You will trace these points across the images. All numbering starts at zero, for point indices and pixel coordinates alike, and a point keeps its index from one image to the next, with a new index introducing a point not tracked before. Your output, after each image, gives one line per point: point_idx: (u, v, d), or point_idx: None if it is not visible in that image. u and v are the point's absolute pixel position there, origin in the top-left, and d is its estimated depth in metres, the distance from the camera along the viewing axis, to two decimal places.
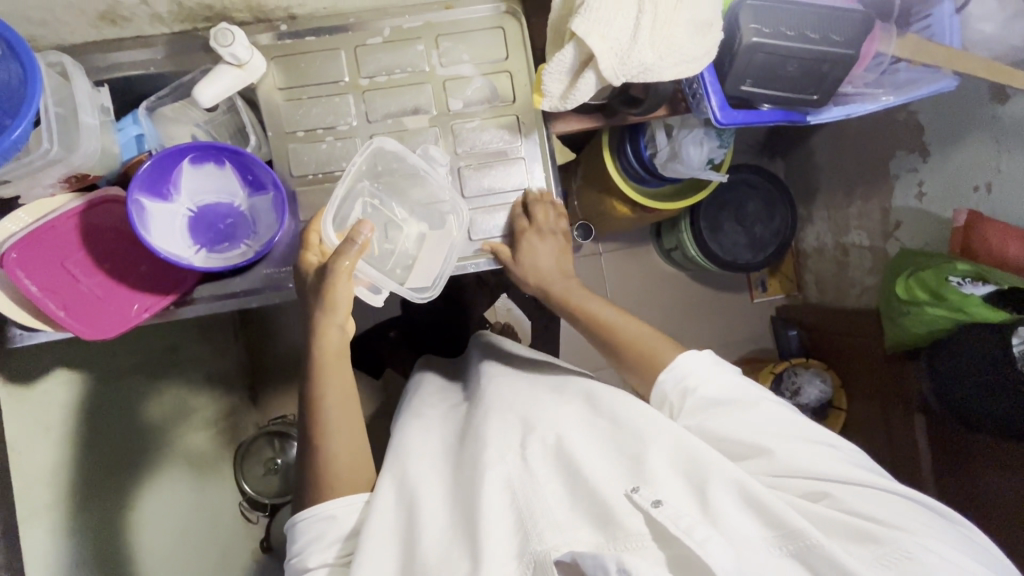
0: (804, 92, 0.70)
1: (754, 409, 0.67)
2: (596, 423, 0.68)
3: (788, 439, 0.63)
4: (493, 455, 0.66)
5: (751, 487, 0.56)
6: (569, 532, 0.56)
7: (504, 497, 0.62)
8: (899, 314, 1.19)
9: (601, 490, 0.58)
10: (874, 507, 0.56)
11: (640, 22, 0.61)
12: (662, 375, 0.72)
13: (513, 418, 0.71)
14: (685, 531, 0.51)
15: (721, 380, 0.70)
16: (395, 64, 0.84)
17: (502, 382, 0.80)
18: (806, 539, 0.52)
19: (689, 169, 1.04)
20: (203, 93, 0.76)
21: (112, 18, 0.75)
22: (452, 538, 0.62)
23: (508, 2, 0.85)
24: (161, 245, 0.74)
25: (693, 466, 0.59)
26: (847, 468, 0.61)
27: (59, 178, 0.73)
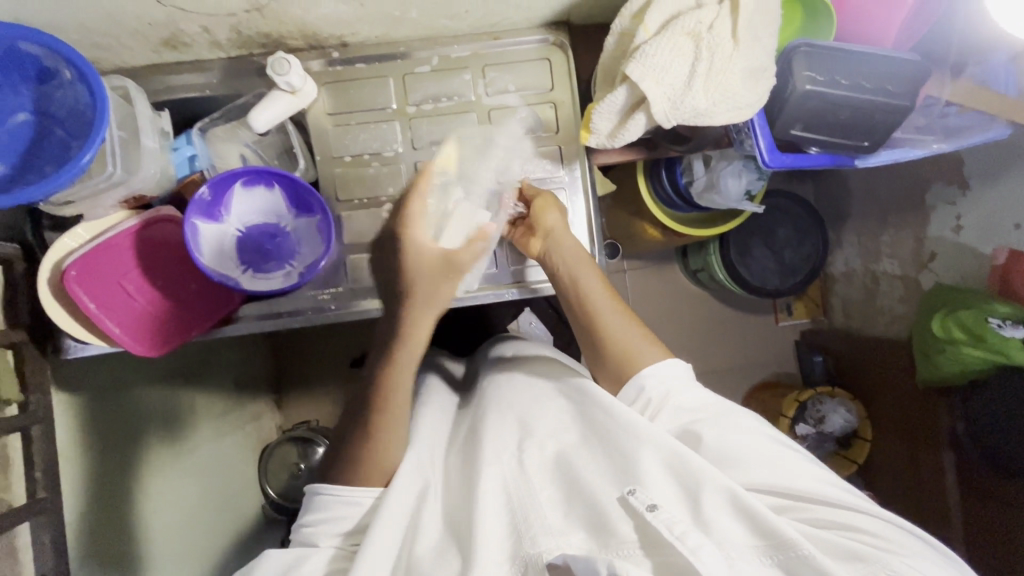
0: (854, 138, 0.70)
1: (728, 421, 0.66)
2: (590, 417, 0.68)
3: (779, 456, 0.63)
4: (492, 454, 0.67)
5: (739, 492, 0.57)
6: (559, 536, 0.59)
7: (500, 500, 0.63)
8: (933, 351, 1.17)
9: (595, 493, 0.60)
10: (865, 529, 0.56)
11: (696, 69, 0.61)
12: (644, 371, 0.71)
13: (510, 419, 0.72)
14: (679, 537, 0.53)
15: (697, 390, 0.69)
16: (443, 92, 0.85)
17: (497, 379, 0.81)
18: (797, 550, 0.52)
19: (725, 201, 1.04)
20: (257, 120, 0.78)
21: (174, 44, 0.77)
22: (449, 539, 0.63)
23: (556, 33, 0.85)
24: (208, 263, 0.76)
25: (687, 471, 0.59)
26: (823, 486, 0.61)
27: (120, 200, 0.76)
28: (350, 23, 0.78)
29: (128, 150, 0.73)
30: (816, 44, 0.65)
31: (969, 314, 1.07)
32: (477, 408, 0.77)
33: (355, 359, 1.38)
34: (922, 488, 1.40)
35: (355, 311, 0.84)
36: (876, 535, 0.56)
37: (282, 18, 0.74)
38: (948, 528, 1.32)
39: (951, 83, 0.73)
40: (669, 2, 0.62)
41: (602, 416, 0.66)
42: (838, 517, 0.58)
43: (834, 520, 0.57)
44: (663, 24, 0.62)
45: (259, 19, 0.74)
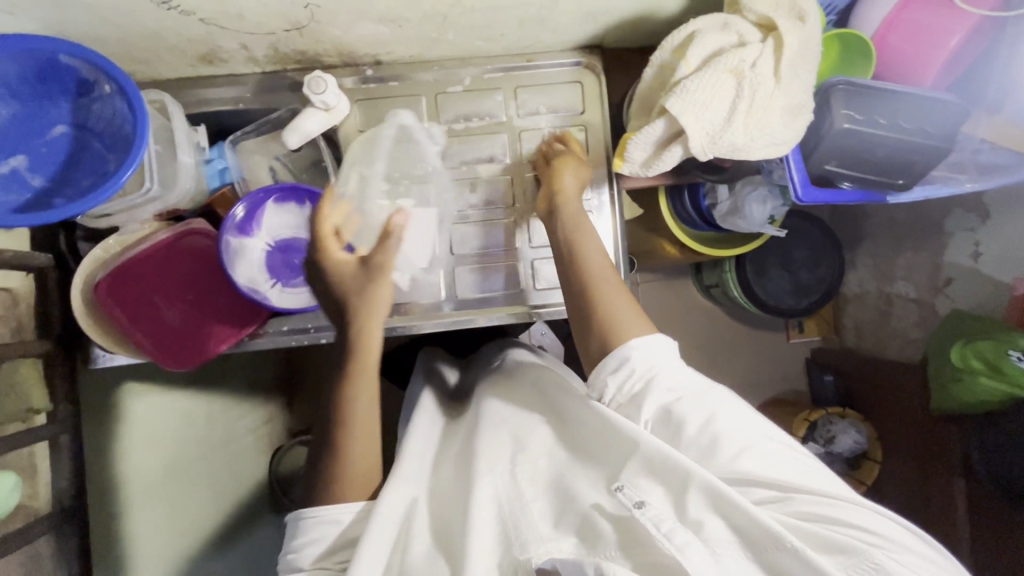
0: (888, 177, 0.70)
1: (716, 403, 0.62)
2: (580, 422, 0.67)
3: (767, 447, 0.60)
4: (484, 463, 0.67)
5: (718, 485, 0.54)
6: (548, 541, 0.58)
7: (490, 509, 0.62)
8: (949, 379, 1.17)
9: (583, 499, 0.60)
10: (853, 524, 0.53)
11: (737, 106, 0.62)
12: (630, 342, 0.66)
13: (505, 433, 0.72)
14: (665, 534, 0.52)
15: (681, 369, 0.65)
16: (474, 112, 0.86)
17: (490, 393, 0.82)
18: (785, 543, 0.50)
19: (749, 226, 1.03)
20: (292, 135, 0.78)
21: (211, 59, 0.77)
22: (441, 547, 0.63)
23: (590, 57, 0.86)
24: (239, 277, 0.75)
25: (666, 466, 0.57)
26: (814, 479, 0.58)
27: (154, 213, 0.76)
28: (386, 43, 0.78)
29: (164, 165, 0.73)
30: (855, 81, 0.66)
31: (987, 345, 1.07)
32: (470, 419, 0.79)
33: None
34: (931, 512, 1.39)
35: (381, 329, 0.84)
36: (865, 529, 0.52)
37: (321, 37, 0.75)
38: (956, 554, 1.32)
39: (986, 120, 0.74)
40: (711, 38, 0.62)
41: (592, 418, 0.66)
42: (825, 512, 0.55)
43: (819, 512, 0.55)
44: (705, 60, 0.62)
45: (297, 38, 0.74)
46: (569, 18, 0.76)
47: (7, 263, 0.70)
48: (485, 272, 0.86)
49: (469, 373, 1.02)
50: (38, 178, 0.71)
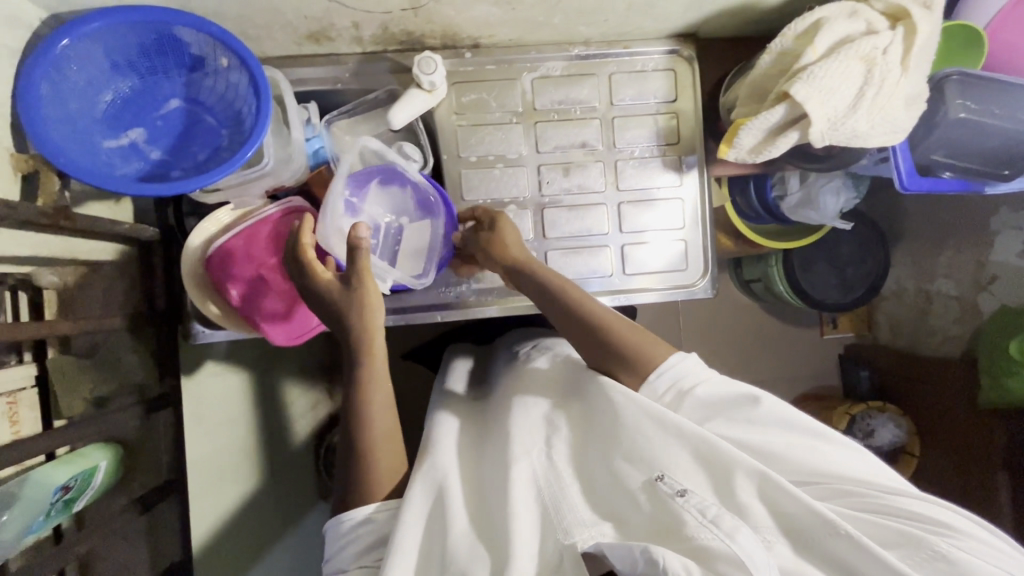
0: (994, 167, 0.71)
1: (758, 405, 0.62)
2: (602, 405, 0.66)
3: (804, 442, 0.60)
4: (520, 449, 0.64)
5: (773, 477, 0.55)
6: (592, 526, 0.57)
7: (530, 494, 0.60)
8: (1008, 373, 1.18)
9: (624, 481, 0.59)
10: (905, 512, 0.54)
11: (865, 92, 0.63)
12: (658, 366, 0.66)
13: (534, 413, 0.69)
14: (714, 521, 0.52)
15: (720, 381, 0.65)
16: (568, 97, 0.86)
17: (510, 376, 0.80)
18: (840, 530, 0.51)
19: (821, 218, 1.06)
20: (395, 117, 0.79)
21: (319, 37, 0.78)
22: (482, 529, 0.60)
23: (685, 46, 0.87)
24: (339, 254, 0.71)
25: (714, 455, 0.58)
26: (867, 473, 0.59)
27: (264, 191, 0.76)
28: (492, 25, 0.79)
29: (279, 140, 0.74)
30: (972, 71, 0.67)
31: None
32: (489, 415, 0.77)
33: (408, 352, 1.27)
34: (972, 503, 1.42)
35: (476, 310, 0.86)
36: (916, 516, 0.54)
37: (433, 16, 0.75)
38: None
39: None
40: (840, 26, 0.63)
41: (623, 398, 0.64)
42: (874, 503, 0.56)
43: (874, 503, 0.56)
44: (831, 47, 0.64)
45: (411, 18, 0.75)
46: (677, 4, 0.77)
47: (122, 235, 0.70)
48: (575, 256, 0.87)
49: (483, 368, 0.97)
50: (155, 151, 0.71)
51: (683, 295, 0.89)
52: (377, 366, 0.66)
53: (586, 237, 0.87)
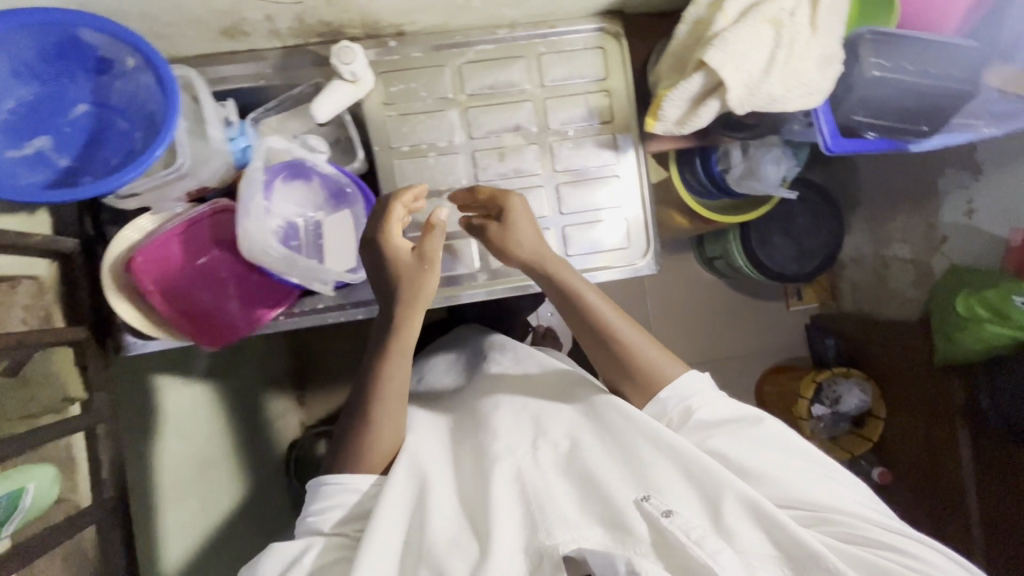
0: (913, 123, 0.72)
1: (760, 429, 0.65)
2: (602, 418, 0.67)
3: (800, 466, 0.62)
4: (501, 448, 0.65)
5: (763, 504, 0.56)
6: (577, 529, 0.57)
7: (513, 495, 0.61)
8: (956, 330, 1.19)
9: (613, 495, 0.59)
10: (889, 547, 0.56)
11: (776, 55, 0.63)
12: (665, 390, 0.68)
13: (524, 416, 0.71)
14: (698, 542, 0.54)
15: (720, 402, 0.67)
16: (498, 81, 0.85)
17: (497, 379, 0.81)
18: (826, 565, 0.53)
19: (764, 186, 1.07)
20: (318, 111, 0.77)
21: (233, 33, 0.76)
22: (460, 528, 0.61)
23: (612, 23, 0.86)
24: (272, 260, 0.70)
25: (706, 476, 0.59)
26: (864, 511, 0.60)
27: (184, 193, 0.74)
28: (411, 12, 0.78)
29: (197, 138, 0.71)
30: (881, 31, 0.68)
31: (995, 294, 1.10)
32: (478, 404, 0.76)
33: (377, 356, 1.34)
34: (936, 460, 1.45)
35: None
36: (889, 546, 0.56)
37: (348, 6, 0.74)
38: (963, 497, 1.37)
39: None
40: None
41: (617, 417, 0.66)
42: (857, 533, 0.58)
43: (866, 537, 0.57)
44: (741, 13, 0.64)
45: (324, 7, 0.73)
46: None
47: (35, 248, 0.68)
48: None
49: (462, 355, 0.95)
50: (64, 158, 0.68)
51: (628, 272, 0.89)
52: (408, 336, 0.68)
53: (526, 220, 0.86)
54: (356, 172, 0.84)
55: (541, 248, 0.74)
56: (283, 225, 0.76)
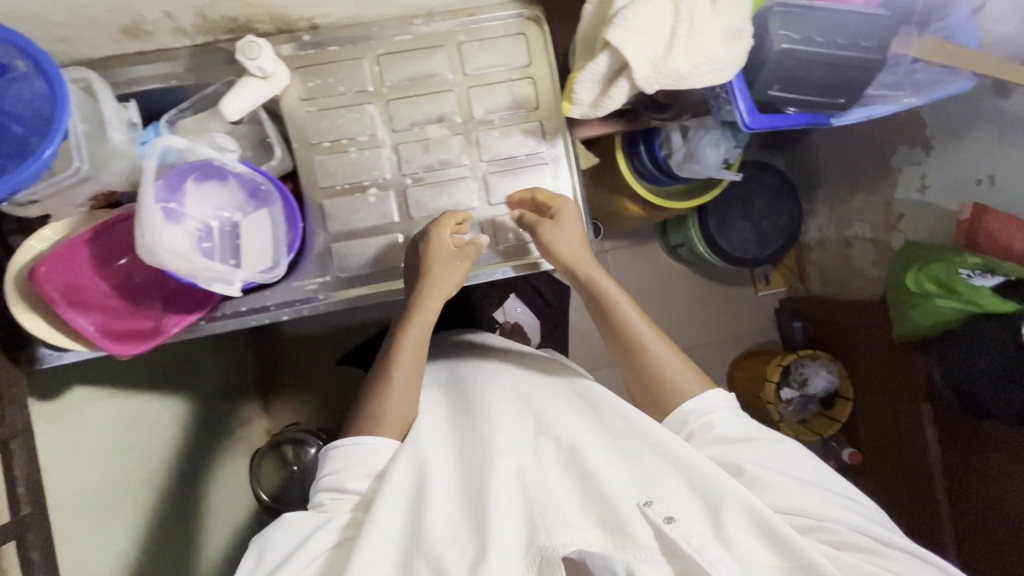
0: (830, 96, 0.72)
1: (772, 449, 0.68)
2: (610, 426, 0.69)
3: (803, 483, 0.65)
4: (503, 445, 0.68)
5: (765, 513, 0.56)
6: (576, 529, 0.57)
7: (516, 492, 0.63)
8: (909, 307, 1.18)
9: (613, 498, 0.58)
10: (886, 556, 0.59)
11: (676, 31, 0.62)
12: (687, 404, 0.72)
13: (528, 421, 0.72)
14: (698, 550, 0.53)
15: (738, 421, 0.71)
16: (419, 71, 0.84)
17: (505, 372, 0.83)
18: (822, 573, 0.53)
19: (704, 169, 1.06)
20: (228, 108, 0.74)
21: (135, 31, 0.74)
22: (459, 526, 0.62)
23: (531, 8, 0.85)
24: (176, 264, 0.65)
25: (705, 484, 0.60)
26: (861, 522, 0.63)
27: (88, 196, 0.72)
28: (319, 3, 0.76)
29: (95, 145, 0.69)
30: (790, 2, 0.67)
31: (941, 267, 1.09)
32: (485, 398, 0.78)
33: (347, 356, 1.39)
34: (903, 440, 1.41)
35: (341, 301, 0.82)
36: (878, 555, 0.58)
37: None
38: (930, 477, 1.34)
39: (916, 38, 0.76)
40: None
41: (623, 425, 0.68)
42: (846, 540, 0.60)
43: (860, 546, 0.60)
44: None
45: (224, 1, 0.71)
46: None
47: None
48: None
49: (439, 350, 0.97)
50: None
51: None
52: (427, 316, 0.77)
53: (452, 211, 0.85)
54: (274, 170, 0.82)
55: (585, 257, 0.80)
56: (195, 229, 0.74)
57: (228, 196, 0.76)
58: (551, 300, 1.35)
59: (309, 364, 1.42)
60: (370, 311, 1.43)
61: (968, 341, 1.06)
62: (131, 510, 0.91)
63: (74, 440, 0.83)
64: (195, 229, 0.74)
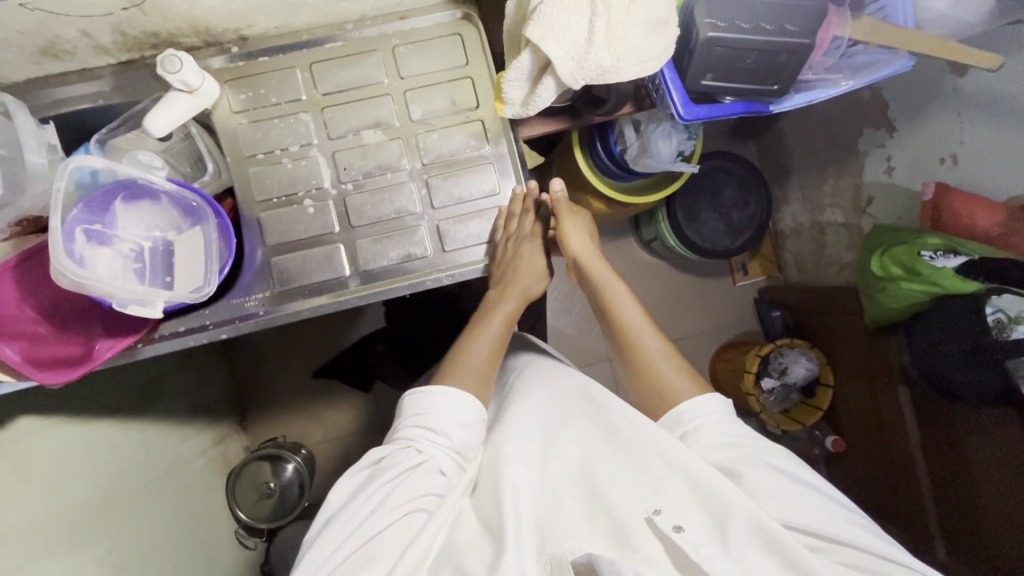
0: (764, 83, 0.73)
1: (774, 456, 0.66)
2: (619, 432, 0.65)
3: (807, 491, 0.62)
4: (515, 454, 0.66)
5: (766, 522, 0.54)
6: (581, 533, 0.57)
7: (528, 506, 0.61)
8: (875, 290, 1.17)
9: (620, 509, 0.57)
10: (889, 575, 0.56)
11: (595, 24, 0.61)
12: (683, 404, 0.72)
13: (536, 431, 0.70)
14: (704, 559, 0.53)
15: (735, 426, 0.70)
16: (353, 76, 0.82)
17: (526, 377, 0.80)
18: None
19: (659, 164, 1.04)
20: (153, 123, 0.72)
21: (55, 52, 0.72)
22: (472, 544, 0.59)
23: (463, 8, 0.84)
24: (93, 285, 0.64)
25: (710, 492, 0.57)
26: (868, 537, 0.59)
27: (10, 224, 0.70)
28: (243, 14, 0.75)
29: (12, 170, 0.67)
30: None
31: (903, 249, 1.07)
32: (500, 409, 0.76)
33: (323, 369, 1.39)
34: (885, 426, 1.34)
35: (282, 314, 0.80)
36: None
37: (167, 13, 0.71)
38: (912, 469, 1.28)
39: (853, 20, 0.75)
40: None
41: (631, 432, 0.64)
42: (854, 560, 0.57)
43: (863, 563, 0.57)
44: None
45: (141, 17, 0.70)
46: None
47: None
48: (387, 241, 0.82)
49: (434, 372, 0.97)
50: None
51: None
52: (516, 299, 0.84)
53: (394, 218, 0.82)
54: (209, 185, 0.81)
55: (586, 250, 0.89)
56: (125, 251, 0.72)
57: (160, 213, 0.74)
58: None
59: (279, 380, 1.40)
60: (338, 322, 1.41)
61: (936, 323, 1.05)
62: (100, 537, 0.89)
63: (25, 471, 0.80)
64: (126, 251, 0.72)
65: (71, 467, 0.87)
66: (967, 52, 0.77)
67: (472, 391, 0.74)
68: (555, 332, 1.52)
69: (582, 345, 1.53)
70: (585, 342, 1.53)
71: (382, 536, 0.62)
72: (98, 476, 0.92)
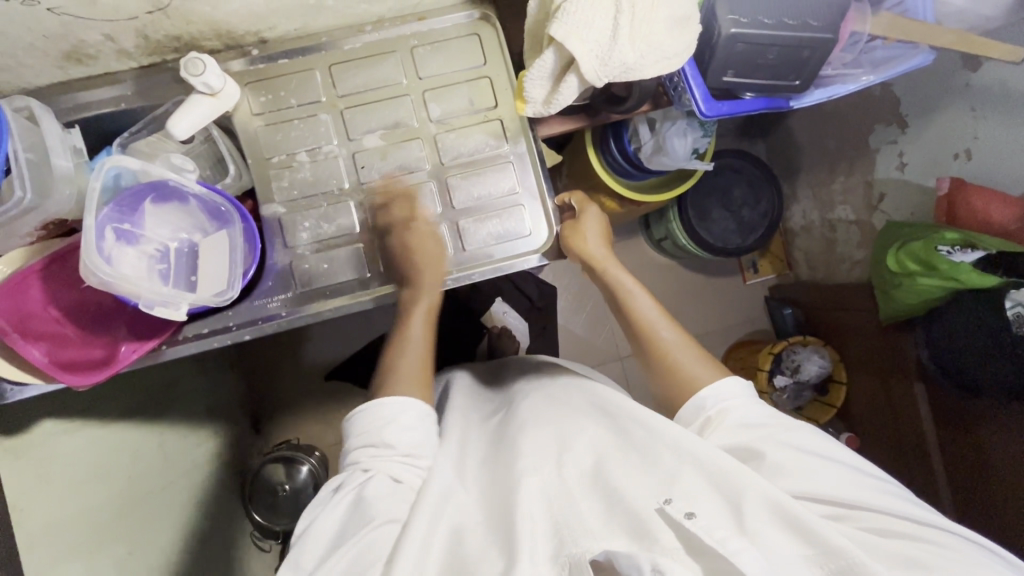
0: (785, 79, 0.74)
1: (793, 431, 0.65)
2: (627, 433, 0.66)
3: (831, 464, 0.61)
4: (528, 463, 0.65)
5: (780, 499, 0.54)
6: (598, 532, 0.55)
7: (539, 504, 0.60)
8: (892, 286, 1.16)
9: (632, 502, 0.56)
10: (915, 535, 0.55)
11: (619, 23, 0.61)
12: (703, 391, 0.72)
13: (550, 433, 0.70)
14: (720, 542, 0.50)
15: (755, 406, 0.70)
16: (372, 78, 0.83)
17: (529, 395, 0.81)
18: (847, 557, 0.49)
19: (674, 161, 1.04)
20: (177, 127, 0.73)
21: (79, 56, 0.73)
22: (490, 537, 0.59)
23: (481, 8, 0.84)
24: (122, 286, 0.64)
25: (720, 476, 0.57)
26: (891, 501, 0.58)
27: (36, 227, 0.70)
28: (264, 16, 0.76)
29: (39, 174, 0.67)
30: None
31: (919, 244, 1.07)
32: (510, 425, 0.75)
33: (334, 371, 1.39)
34: (899, 422, 1.34)
35: (306, 315, 0.80)
36: (915, 538, 0.54)
37: (190, 16, 0.71)
38: (928, 464, 1.27)
39: (872, 15, 0.75)
40: None
41: (642, 434, 0.65)
42: (877, 523, 0.56)
43: (890, 528, 0.56)
44: None
45: (164, 21, 0.71)
46: None
47: None
48: None
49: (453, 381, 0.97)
50: None
51: (534, 262, 0.83)
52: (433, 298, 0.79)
53: (417, 219, 0.83)
54: (229, 188, 0.81)
55: (604, 255, 0.85)
56: (152, 251, 0.73)
57: (188, 217, 0.75)
58: (537, 300, 1.35)
59: (292, 383, 1.40)
60: (351, 325, 1.41)
61: (954, 317, 1.04)
62: (120, 539, 0.89)
63: (47, 473, 0.81)
64: (152, 251, 0.73)
65: (92, 468, 0.88)
66: (985, 47, 0.77)
67: (417, 395, 0.74)
68: (567, 331, 1.52)
69: (594, 345, 1.52)
70: (597, 341, 1.53)
71: (366, 545, 0.59)
72: (119, 479, 0.92)
